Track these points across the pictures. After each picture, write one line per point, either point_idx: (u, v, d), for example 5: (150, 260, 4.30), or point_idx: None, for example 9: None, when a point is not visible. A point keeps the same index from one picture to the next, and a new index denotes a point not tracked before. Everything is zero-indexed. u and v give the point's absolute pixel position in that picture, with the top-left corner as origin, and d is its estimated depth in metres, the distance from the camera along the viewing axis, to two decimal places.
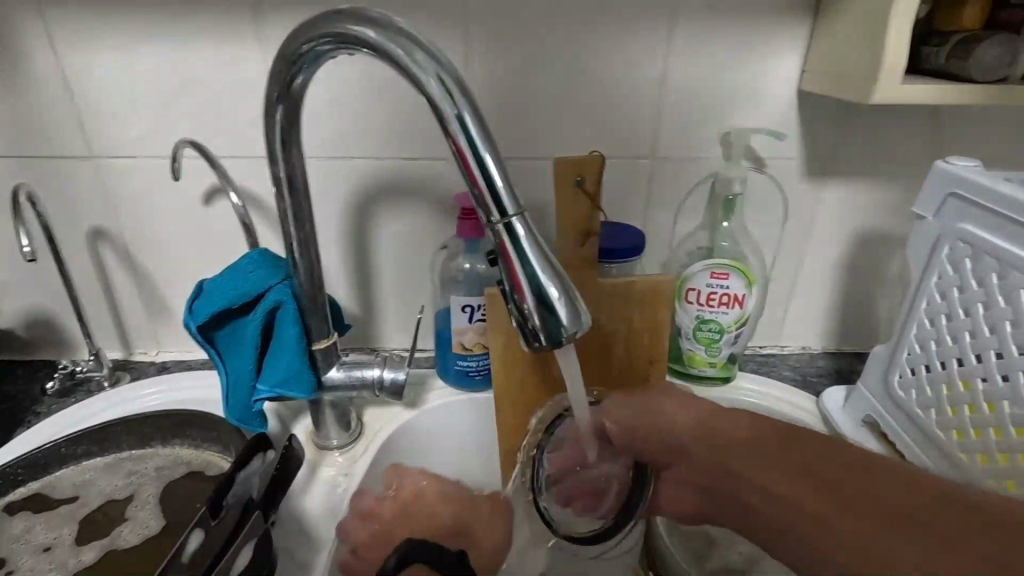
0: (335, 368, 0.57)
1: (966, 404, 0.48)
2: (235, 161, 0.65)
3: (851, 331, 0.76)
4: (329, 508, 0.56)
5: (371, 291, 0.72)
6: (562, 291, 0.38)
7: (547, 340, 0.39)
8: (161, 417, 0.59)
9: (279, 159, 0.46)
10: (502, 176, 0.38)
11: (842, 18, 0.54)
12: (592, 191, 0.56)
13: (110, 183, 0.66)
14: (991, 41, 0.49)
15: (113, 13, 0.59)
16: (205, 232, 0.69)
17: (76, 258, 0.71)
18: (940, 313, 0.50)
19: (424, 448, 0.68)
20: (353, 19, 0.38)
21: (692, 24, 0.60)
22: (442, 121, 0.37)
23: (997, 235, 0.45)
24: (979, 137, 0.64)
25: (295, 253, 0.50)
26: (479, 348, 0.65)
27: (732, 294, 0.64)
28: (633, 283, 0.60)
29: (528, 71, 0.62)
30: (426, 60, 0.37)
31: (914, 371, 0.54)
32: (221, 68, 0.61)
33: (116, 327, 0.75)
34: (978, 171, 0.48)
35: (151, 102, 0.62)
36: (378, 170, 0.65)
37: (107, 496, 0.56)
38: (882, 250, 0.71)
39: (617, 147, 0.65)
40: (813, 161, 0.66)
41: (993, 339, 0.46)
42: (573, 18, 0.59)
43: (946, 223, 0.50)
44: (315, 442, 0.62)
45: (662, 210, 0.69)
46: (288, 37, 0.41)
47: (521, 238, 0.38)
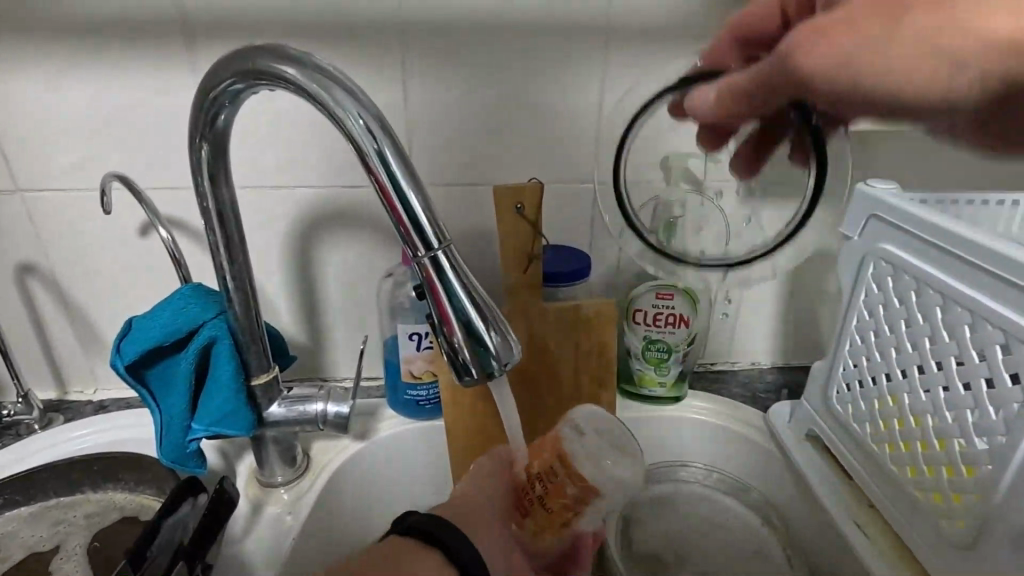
0: (275, 404, 0.55)
1: (895, 418, 0.49)
2: (175, 191, 0.64)
3: (796, 346, 0.78)
4: (270, 550, 0.54)
5: (320, 321, 0.71)
6: (491, 323, 0.38)
7: (479, 371, 0.38)
8: (90, 461, 0.57)
9: (207, 192, 0.45)
10: (426, 210, 0.38)
11: None
12: (533, 217, 0.56)
13: (39, 215, 0.64)
14: None
15: (38, 40, 0.57)
16: (144, 264, 0.67)
17: (3, 294, 0.67)
18: (869, 330, 0.52)
19: (374, 482, 0.67)
20: (271, 56, 0.38)
21: (626, 53, 0.61)
22: (364, 156, 0.37)
23: (912, 255, 0.47)
24: (903, 159, 0.68)
25: (228, 289, 0.50)
26: (429, 376, 0.65)
27: (677, 314, 0.65)
28: (578, 307, 0.61)
29: (470, 98, 0.62)
30: (345, 97, 0.37)
31: (848, 386, 0.55)
32: (154, 97, 0.60)
33: (48, 366, 0.72)
34: (896, 194, 0.50)
35: (81, 130, 0.61)
36: (321, 198, 0.64)
37: (30, 549, 0.53)
38: (821, 267, 0.73)
39: (561, 172, 0.66)
40: None
41: (915, 355, 0.47)
42: (511, 46, 0.60)
43: (869, 243, 0.52)
44: (259, 480, 0.60)
45: (608, 232, 0.70)
46: (206, 73, 0.40)
47: (447, 271, 0.38)
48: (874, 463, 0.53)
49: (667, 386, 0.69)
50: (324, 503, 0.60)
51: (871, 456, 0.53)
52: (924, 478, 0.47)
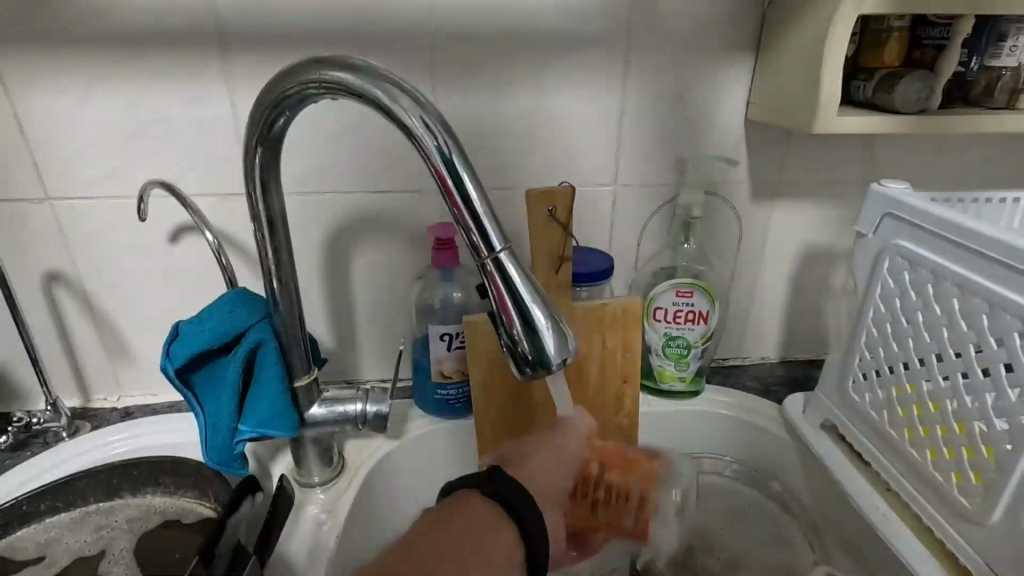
0: (316, 405, 0.56)
1: (914, 404, 0.52)
2: (206, 198, 0.65)
3: (804, 341, 0.81)
4: (312, 547, 0.55)
5: (347, 324, 0.72)
6: (549, 319, 0.40)
7: (537, 365, 0.40)
8: (131, 466, 0.57)
9: (258, 197, 0.46)
10: (488, 213, 0.40)
11: (783, 54, 0.59)
12: (564, 219, 0.58)
13: (67, 223, 0.64)
14: (912, 76, 0.55)
15: (72, 51, 0.57)
16: (172, 270, 0.68)
17: (30, 303, 0.67)
18: (886, 321, 0.55)
19: (405, 480, 0.68)
20: (336, 66, 0.39)
21: (647, 61, 0.64)
22: (429, 161, 0.39)
23: (929, 250, 0.50)
24: (905, 161, 0.71)
25: (274, 293, 0.51)
26: (458, 375, 0.66)
27: (697, 310, 0.67)
28: (605, 306, 0.63)
29: (496, 105, 0.64)
30: (411, 105, 0.38)
31: (865, 375, 0.58)
32: (186, 106, 0.60)
33: (74, 374, 0.72)
34: (909, 193, 0.54)
35: (113, 139, 0.61)
36: (351, 203, 0.66)
37: (76, 553, 0.53)
38: (828, 264, 0.76)
39: (584, 176, 0.69)
40: (764, 183, 0.71)
41: (933, 344, 0.50)
42: (538, 55, 0.62)
43: (884, 240, 0.55)
44: (297, 481, 0.61)
45: (627, 233, 0.72)
46: (268, 81, 0.41)
47: (509, 269, 0.40)
48: (893, 447, 0.56)
49: (686, 381, 0.71)
50: (361, 502, 0.61)
51: (891, 442, 0.56)
52: (945, 459, 0.50)
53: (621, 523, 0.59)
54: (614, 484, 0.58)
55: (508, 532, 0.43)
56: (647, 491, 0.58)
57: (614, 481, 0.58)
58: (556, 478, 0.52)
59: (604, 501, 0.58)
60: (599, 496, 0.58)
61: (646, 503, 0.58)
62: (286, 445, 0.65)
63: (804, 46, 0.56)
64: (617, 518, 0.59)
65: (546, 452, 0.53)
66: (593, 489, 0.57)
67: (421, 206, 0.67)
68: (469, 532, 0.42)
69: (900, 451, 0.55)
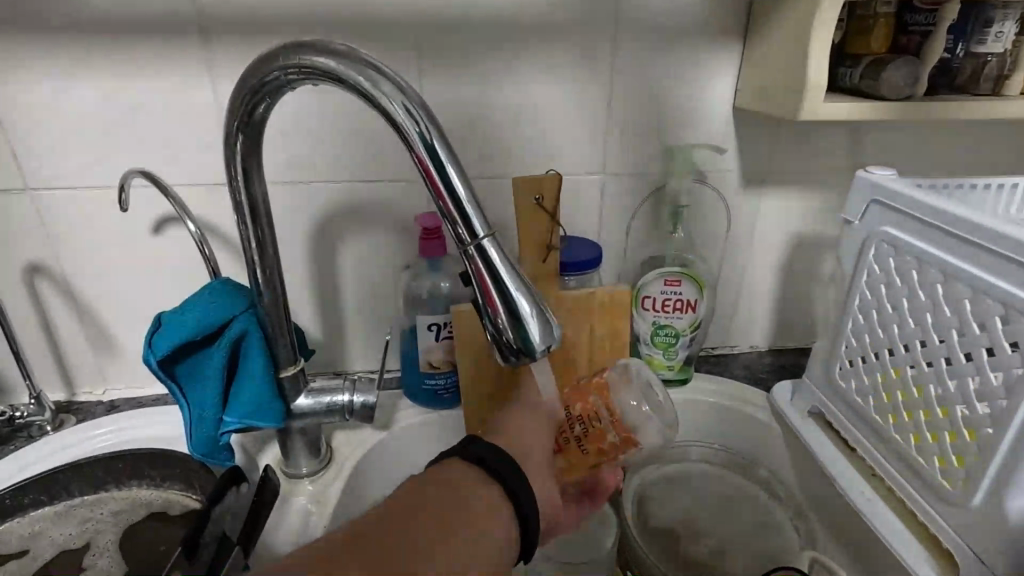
0: (303, 395, 0.56)
1: (898, 389, 0.53)
2: (188, 188, 0.64)
3: (793, 329, 0.82)
4: (300, 537, 0.55)
5: (335, 315, 0.72)
6: (533, 305, 0.40)
7: (522, 352, 0.40)
8: (116, 459, 0.57)
9: (240, 186, 0.46)
10: (471, 199, 0.39)
11: (770, 40, 0.59)
12: (551, 208, 0.57)
13: (47, 214, 0.63)
14: (897, 63, 0.55)
15: (48, 38, 0.56)
16: (155, 261, 0.67)
17: (12, 296, 0.67)
18: (871, 308, 0.55)
19: (394, 471, 0.68)
20: (315, 50, 0.39)
21: (634, 48, 0.63)
22: (410, 145, 0.38)
23: (914, 236, 0.50)
24: (892, 148, 0.71)
25: (259, 283, 0.50)
26: (447, 365, 0.66)
27: (685, 299, 0.67)
28: (593, 294, 0.63)
29: (482, 92, 0.64)
30: (391, 89, 0.38)
31: (851, 362, 0.59)
32: (167, 94, 0.59)
33: (59, 368, 0.71)
34: (895, 179, 0.54)
35: (93, 128, 0.60)
36: (337, 193, 0.65)
37: (61, 547, 0.53)
38: (816, 251, 0.77)
39: (572, 165, 0.68)
40: (752, 171, 0.71)
41: (917, 330, 0.50)
42: (525, 42, 0.62)
43: (870, 227, 0.55)
44: (285, 471, 0.60)
45: (616, 222, 0.72)
46: (249, 67, 0.41)
47: (493, 256, 0.39)
48: (877, 432, 0.56)
49: (675, 369, 0.71)
50: (349, 493, 0.61)
51: (875, 427, 0.56)
52: (927, 444, 0.50)
53: (610, 443, 0.53)
54: (582, 413, 0.53)
55: (493, 491, 0.44)
56: (607, 398, 0.53)
57: (582, 412, 0.54)
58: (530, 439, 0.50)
59: (584, 436, 0.53)
60: (577, 433, 0.53)
61: (616, 411, 0.53)
62: (274, 436, 0.65)
63: (792, 34, 0.56)
64: (603, 442, 0.53)
65: (516, 416, 0.52)
66: (567, 430, 0.53)
67: (409, 196, 0.66)
68: (454, 494, 0.42)
69: (884, 436, 0.55)
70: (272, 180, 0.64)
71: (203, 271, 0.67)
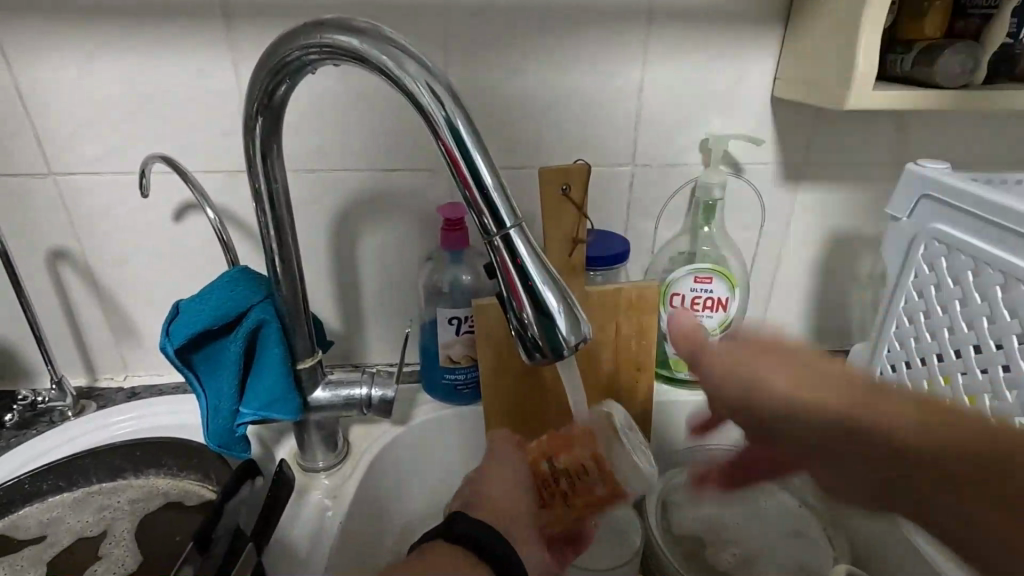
0: (320, 388, 0.55)
1: (947, 398, 0.50)
2: (209, 175, 0.63)
3: (827, 331, 0.78)
4: (316, 533, 0.54)
5: (354, 306, 0.70)
6: (560, 300, 0.38)
7: (548, 350, 0.38)
8: (133, 447, 0.56)
9: (259, 171, 0.44)
10: (498, 187, 0.37)
11: (815, 24, 0.56)
12: (579, 199, 0.55)
13: (70, 200, 0.63)
14: (955, 48, 0.51)
15: (71, 19, 0.56)
16: (176, 248, 0.66)
17: (36, 281, 0.67)
18: (919, 311, 0.52)
19: (411, 466, 0.67)
20: (338, 28, 0.37)
21: (669, 33, 0.60)
22: (434, 129, 0.36)
23: (970, 234, 0.47)
24: (942, 141, 0.67)
25: (277, 273, 0.49)
26: (467, 360, 0.64)
27: (716, 297, 0.64)
28: (619, 290, 0.60)
29: (509, 78, 0.61)
30: (415, 69, 0.36)
31: (894, 367, 0.55)
32: (188, 78, 0.58)
33: (80, 353, 0.71)
34: (948, 173, 0.50)
35: (115, 112, 0.59)
36: (358, 181, 0.64)
37: (77, 534, 0.52)
38: (855, 250, 0.73)
39: (600, 156, 0.66)
40: (789, 165, 0.67)
41: (971, 334, 0.47)
42: (554, 26, 0.59)
43: (920, 224, 0.52)
44: (301, 465, 0.59)
45: (645, 216, 0.70)
46: (269, 47, 0.39)
47: (519, 248, 0.37)
48: None
49: None
50: (365, 488, 0.60)
51: None
52: None
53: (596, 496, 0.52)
54: (567, 467, 0.52)
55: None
56: (596, 448, 0.52)
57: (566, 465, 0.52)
58: (508, 494, 0.48)
59: (570, 490, 0.51)
60: (561, 487, 0.51)
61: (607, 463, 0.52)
62: (290, 428, 0.64)
63: (840, 17, 0.53)
64: (590, 494, 0.52)
65: (494, 474, 0.50)
66: (550, 484, 0.51)
67: (431, 186, 0.65)
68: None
69: None
70: (294, 168, 0.62)
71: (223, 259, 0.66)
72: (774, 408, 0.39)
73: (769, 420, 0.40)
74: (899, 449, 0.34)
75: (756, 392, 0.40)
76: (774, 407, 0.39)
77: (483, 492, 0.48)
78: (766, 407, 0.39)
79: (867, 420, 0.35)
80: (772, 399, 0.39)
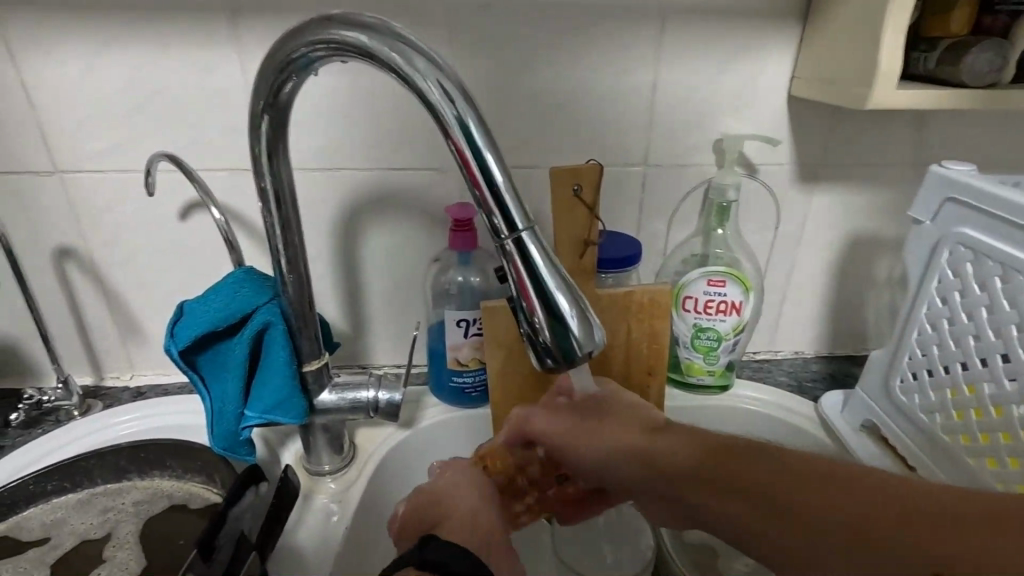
0: (327, 391, 0.54)
1: (972, 408, 0.48)
2: (215, 174, 0.62)
3: (843, 336, 0.77)
4: (322, 538, 0.53)
5: (361, 307, 0.69)
6: (573, 305, 0.37)
7: (560, 357, 0.37)
8: (137, 449, 0.55)
9: (265, 170, 0.43)
10: (510, 188, 0.36)
11: (835, 21, 0.54)
12: (591, 201, 0.54)
13: (76, 198, 0.62)
14: (981, 46, 0.49)
15: (76, 15, 0.55)
16: (182, 247, 0.66)
17: (42, 280, 0.66)
18: (942, 317, 0.50)
19: (418, 470, 0.66)
20: (346, 24, 0.36)
21: (684, 29, 0.59)
22: (445, 128, 0.35)
23: (998, 239, 0.45)
24: (965, 141, 0.65)
25: (284, 275, 0.48)
26: (475, 363, 0.63)
27: (729, 301, 0.63)
28: (631, 294, 0.59)
29: (519, 77, 0.60)
30: (426, 66, 0.35)
31: (915, 375, 0.54)
32: (195, 76, 0.58)
33: (87, 353, 0.71)
34: (974, 176, 0.49)
35: (121, 110, 0.59)
36: (366, 181, 0.63)
37: (81, 536, 0.52)
38: (873, 254, 0.71)
39: (611, 156, 0.65)
40: (806, 165, 0.66)
41: (999, 343, 0.45)
42: (566, 23, 0.58)
43: (944, 228, 0.50)
44: (306, 468, 0.59)
45: (656, 217, 0.68)
46: (275, 43, 0.38)
47: (531, 251, 0.36)
48: (943, 453, 0.52)
49: (715, 374, 0.67)
50: (371, 492, 0.59)
51: (941, 446, 0.51)
52: (1006, 470, 0.46)
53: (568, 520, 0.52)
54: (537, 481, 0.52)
55: None
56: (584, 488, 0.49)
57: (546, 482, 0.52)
58: (490, 508, 0.44)
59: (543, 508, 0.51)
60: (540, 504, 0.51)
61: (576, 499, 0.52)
62: (296, 431, 0.63)
63: (862, 12, 0.51)
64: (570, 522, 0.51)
65: (459, 490, 0.45)
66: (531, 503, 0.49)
67: (439, 185, 0.63)
68: None
69: (952, 457, 0.50)
70: (300, 167, 0.62)
71: (229, 258, 0.66)
72: (615, 488, 0.44)
73: (608, 484, 0.45)
74: (717, 526, 0.39)
75: (587, 451, 0.44)
76: (597, 467, 0.44)
77: (460, 513, 0.43)
78: (585, 460, 0.45)
79: (611, 476, 0.44)
80: (612, 470, 0.43)
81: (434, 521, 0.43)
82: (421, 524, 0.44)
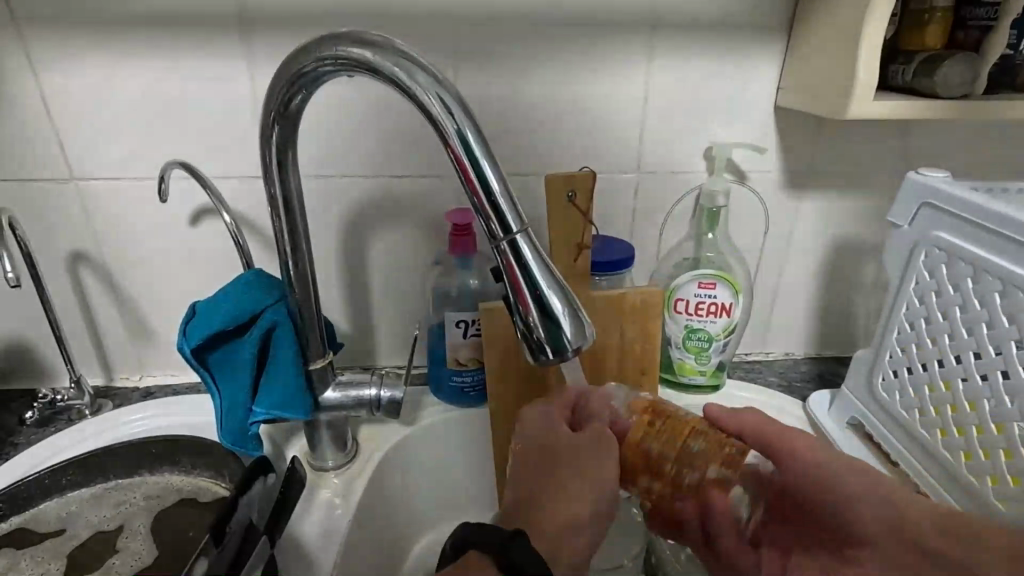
0: (331, 389, 0.56)
1: (947, 403, 0.50)
2: (226, 181, 0.65)
3: (831, 338, 0.79)
4: (327, 530, 0.55)
5: (364, 309, 0.72)
6: (565, 303, 0.39)
7: (553, 352, 0.40)
8: (148, 444, 0.58)
9: (275, 178, 0.46)
10: (505, 194, 0.39)
11: (815, 37, 0.57)
12: (584, 206, 0.56)
13: (92, 204, 0.65)
14: (953, 60, 0.52)
15: (96, 31, 0.58)
16: (192, 252, 0.68)
17: (56, 283, 0.69)
18: (920, 317, 0.53)
19: (417, 467, 0.68)
20: (352, 41, 0.38)
21: (674, 42, 0.62)
22: (444, 138, 0.38)
23: (971, 242, 0.48)
24: (944, 150, 0.68)
25: (291, 276, 0.50)
26: (474, 363, 0.65)
27: (720, 303, 0.65)
28: (624, 296, 0.61)
29: (518, 89, 0.63)
30: (427, 81, 0.37)
31: (896, 373, 0.56)
32: (206, 88, 0.60)
33: (98, 354, 0.73)
34: (949, 182, 0.51)
35: (137, 120, 0.61)
36: (370, 188, 0.65)
37: (95, 528, 0.54)
38: (859, 257, 0.74)
39: (607, 163, 0.67)
40: (794, 172, 0.68)
41: (970, 340, 0.48)
42: (561, 38, 0.61)
43: (921, 231, 0.53)
44: (311, 463, 0.61)
45: (650, 223, 0.71)
46: (287, 58, 0.41)
47: (525, 253, 0.39)
48: (923, 448, 0.54)
49: (707, 374, 0.69)
50: (374, 487, 0.61)
51: (921, 442, 0.53)
52: (980, 462, 0.48)
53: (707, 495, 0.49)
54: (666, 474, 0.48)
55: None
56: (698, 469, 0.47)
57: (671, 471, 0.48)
58: (571, 494, 0.44)
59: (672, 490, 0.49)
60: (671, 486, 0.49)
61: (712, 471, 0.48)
62: (300, 428, 0.65)
63: (842, 27, 0.54)
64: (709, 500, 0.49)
65: (570, 459, 0.46)
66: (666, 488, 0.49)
67: (440, 191, 0.66)
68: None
69: (931, 452, 0.53)
70: (308, 174, 0.64)
71: (237, 261, 0.68)
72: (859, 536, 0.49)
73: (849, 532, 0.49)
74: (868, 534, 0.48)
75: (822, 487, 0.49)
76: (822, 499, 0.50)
77: (556, 520, 0.43)
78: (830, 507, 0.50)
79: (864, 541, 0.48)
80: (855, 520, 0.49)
81: (530, 477, 0.46)
82: (534, 475, 0.46)
